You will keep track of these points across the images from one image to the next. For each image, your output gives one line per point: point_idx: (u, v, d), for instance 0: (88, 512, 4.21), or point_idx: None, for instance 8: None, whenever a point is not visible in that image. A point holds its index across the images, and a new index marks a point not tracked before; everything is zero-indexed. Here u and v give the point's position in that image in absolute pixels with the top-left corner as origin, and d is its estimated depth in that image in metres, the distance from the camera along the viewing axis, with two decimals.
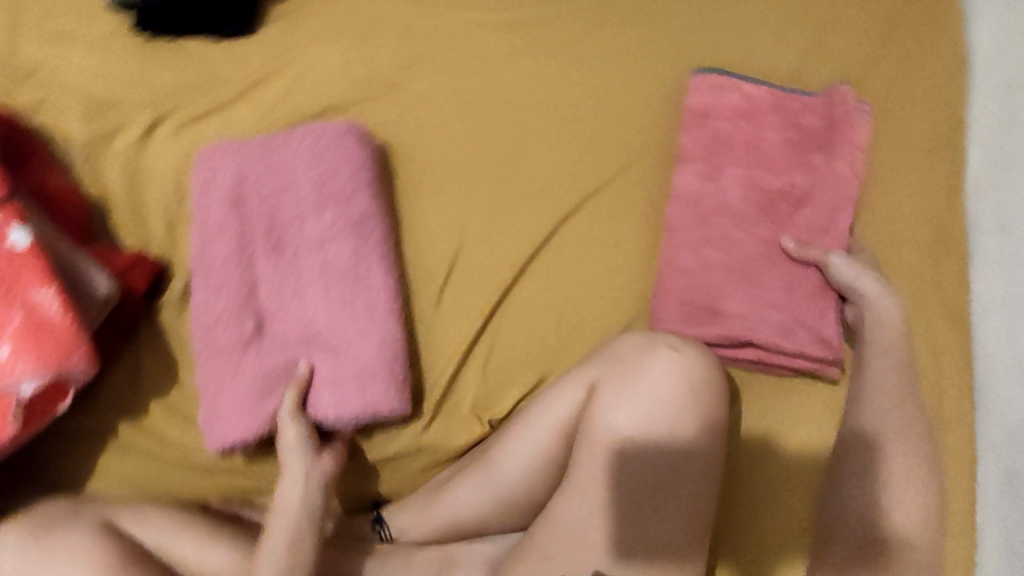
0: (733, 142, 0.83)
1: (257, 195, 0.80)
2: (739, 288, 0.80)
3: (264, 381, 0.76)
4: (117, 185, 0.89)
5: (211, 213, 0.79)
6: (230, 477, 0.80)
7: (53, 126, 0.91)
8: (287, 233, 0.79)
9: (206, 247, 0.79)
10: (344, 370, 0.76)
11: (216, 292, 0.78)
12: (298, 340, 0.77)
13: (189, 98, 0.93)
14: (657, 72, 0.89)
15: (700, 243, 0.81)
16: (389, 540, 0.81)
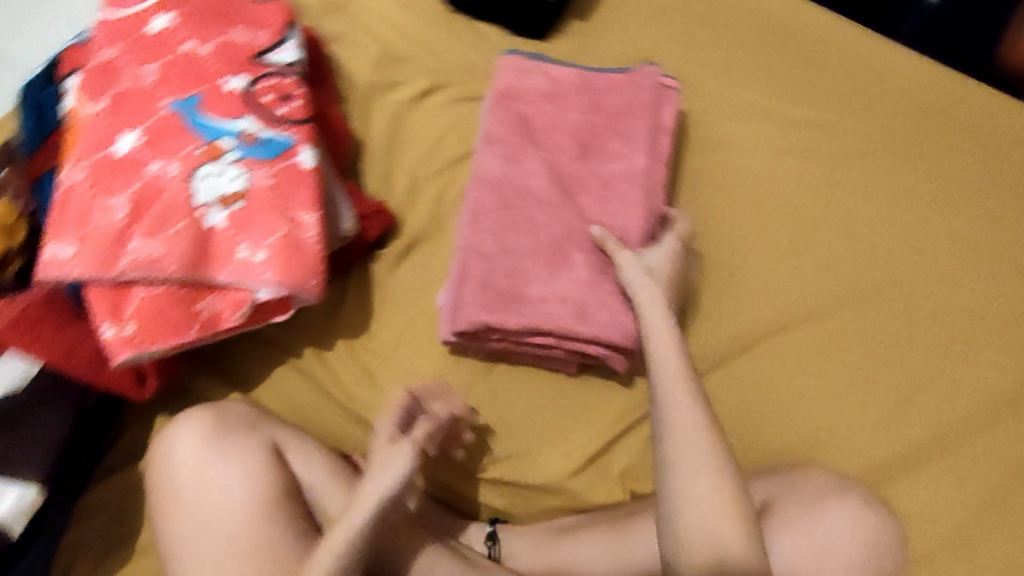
0: (591, 137, 0.85)
1: (567, 105, 0.86)
2: (546, 264, 0.80)
3: (516, 275, 0.80)
4: (377, 131, 0.94)
5: (524, 105, 0.86)
6: (378, 438, 0.83)
7: (342, 58, 0.98)
8: (579, 150, 0.85)
9: (508, 135, 0.85)
10: (590, 294, 0.79)
11: (501, 172, 0.83)
12: (555, 248, 0.81)
13: (466, 74, 0.96)
14: (905, 228, 0.90)
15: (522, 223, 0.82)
16: (494, 559, 0.79)
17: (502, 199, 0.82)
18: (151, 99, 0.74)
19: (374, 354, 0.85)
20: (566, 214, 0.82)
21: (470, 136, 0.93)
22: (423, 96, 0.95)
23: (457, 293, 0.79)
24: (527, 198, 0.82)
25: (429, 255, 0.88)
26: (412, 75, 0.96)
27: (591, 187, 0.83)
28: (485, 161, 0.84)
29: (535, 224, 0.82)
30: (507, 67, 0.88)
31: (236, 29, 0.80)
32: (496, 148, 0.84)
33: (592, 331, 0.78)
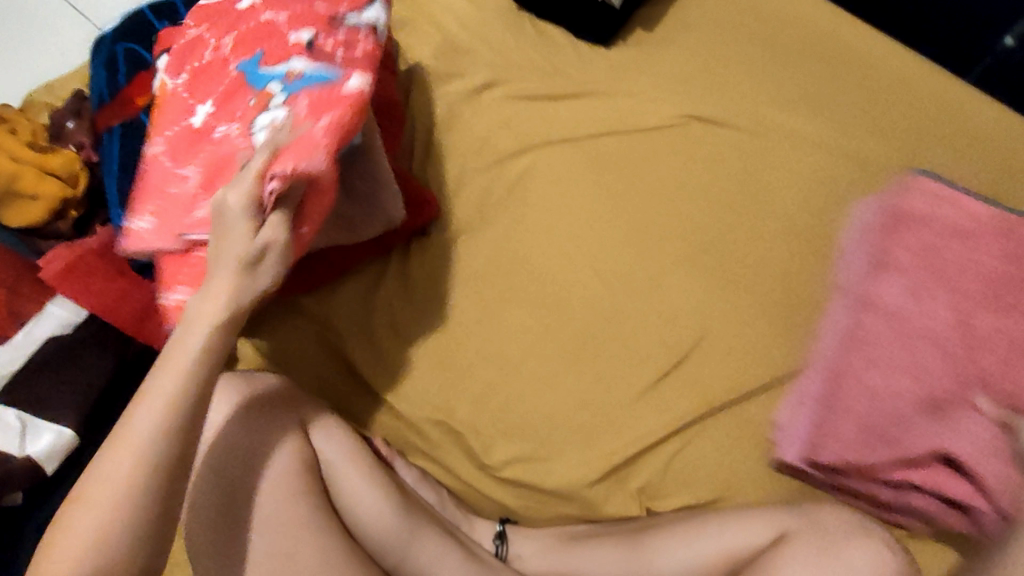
0: (1012, 306, 0.78)
1: (948, 244, 0.82)
2: (900, 400, 0.77)
3: (897, 423, 0.76)
4: (433, 121, 0.95)
5: (908, 236, 0.84)
6: (400, 425, 0.84)
7: (406, 46, 0.99)
8: (965, 289, 0.79)
9: (896, 270, 0.82)
10: (951, 435, 0.74)
11: (906, 316, 0.79)
12: (936, 403, 0.76)
13: (527, 73, 0.96)
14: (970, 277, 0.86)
15: (842, 330, 0.82)
16: (501, 558, 0.79)
17: (875, 328, 0.80)
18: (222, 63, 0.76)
19: (405, 339, 0.85)
20: (935, 351, 0.77)
21: (525, 134, 0.93)
22: (481, 92, 0.95)
23: (827, 416, 0.78)
24: (924, 339, 0.78)
25: (470, 248, 0.88)
26: (472, 70, 0.96)
27: (949, 325, 0.78)
28: (887, 288, 0.81)
29: (922, 368, 0.77)
30: (920, 187, 0.85)
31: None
32: (902, 284, 0.81)
33: (988, 484, 0.72)
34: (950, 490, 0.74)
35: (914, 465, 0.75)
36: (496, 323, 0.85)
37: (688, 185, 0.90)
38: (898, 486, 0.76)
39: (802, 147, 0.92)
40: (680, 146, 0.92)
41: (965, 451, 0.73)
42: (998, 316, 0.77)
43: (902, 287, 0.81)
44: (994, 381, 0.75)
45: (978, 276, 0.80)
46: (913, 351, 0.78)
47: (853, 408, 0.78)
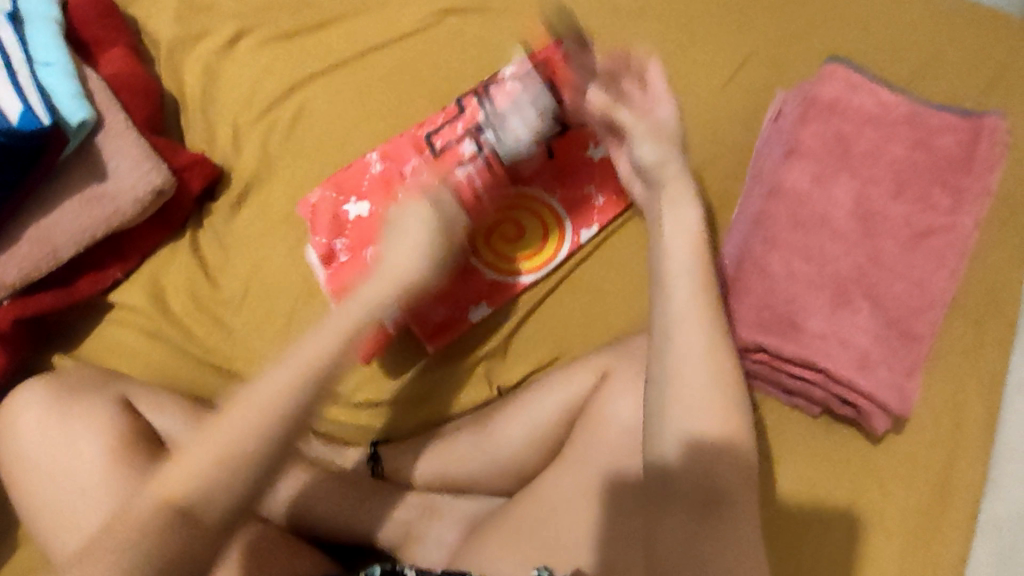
0: (850, 149, 0.76)
1: (847, 129, 0.76)
2: (823, 307, 0.71)
3: (786, 317, 0.70)
4: (192, 86, 0.91)
5: (807, 130, 0.77)
6: (246, 389, 0.83)
7: (143, 17, 0.94)
8: (854, 172, 0.75)
9: (791, 163, 0.76)
10: (829, 336, 0.70)
11: (773, 200, 0.75)
12: (768, 284, 0.72)
13: (275, 12, 0.93)
14: (749, 89, 0.88)
15: (788, 243, 0.73)
16: (379, 477, 0.82)
17: (793, 218, 0.74)
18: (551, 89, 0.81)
19: (223, 303, 0.84)
20: (859, 251, 0.73)
21: (288, 72, 0.90)
22: (233, 42, 0.92)
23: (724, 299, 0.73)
24: (823, 226, 0.73)
25: (262, 198, 0.87)
26: (217, 23, 0.92)
27: (783, 208, 0.74)
28: (791, 174, 0.75)
29: (825, 255, 0.73)
30: (835, 76, 0.78)
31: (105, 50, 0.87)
32: (807, 164, 0.75)
33: (870, 386, 0.68)
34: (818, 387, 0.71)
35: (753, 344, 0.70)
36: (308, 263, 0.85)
37: (461, 77, 0.91)
38: (813, 388, 0.71)
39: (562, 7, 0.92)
40: (444, 40, 0.92)
41: (801, 322, 0.70)
42: (863, 193, 0.74)
43: (810, 179, 0.75)
44: (880, 252, 0.73)
45: (841, 149, 0.76)
46: (831, 240, 0.73)
47: (759, 301, 0.71)
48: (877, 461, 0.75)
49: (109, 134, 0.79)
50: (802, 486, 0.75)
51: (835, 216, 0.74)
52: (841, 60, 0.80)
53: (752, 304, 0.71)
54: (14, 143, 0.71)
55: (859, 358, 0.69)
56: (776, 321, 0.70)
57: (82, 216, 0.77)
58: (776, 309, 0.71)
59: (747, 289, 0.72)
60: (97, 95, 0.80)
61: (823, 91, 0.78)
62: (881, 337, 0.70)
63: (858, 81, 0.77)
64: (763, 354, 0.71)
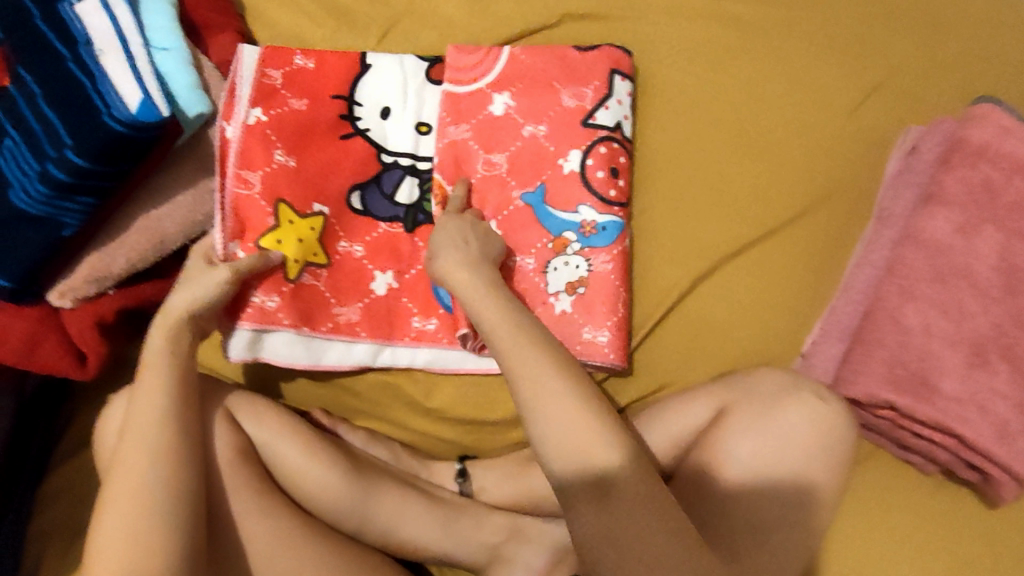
0: (999, 198, 0.71)
1: (997, 177, 0.71)
2: (960, 367, 0.67)
3: (917, 377, 0.67)
4: None
5: (951, 175, 0.72)
6: (340, 393, 0.83)
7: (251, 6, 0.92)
8: (1000, 224, 0.70)
9: (932, 208, 0.71)
10: (966, 402, 0.66)
11: (908, 249, 0.71)
12: (897, 340, 0.68)
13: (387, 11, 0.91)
14: (877, 118, 0.83)
15: (925, 297, 0.69)
16: (465, 494, 0.80)
17: (931, 269, 0.70)
18: (525, 90, 0.81)
19: None
20: (1001, 309, 0.69)
21: None
22: (342, 40, 0.91)
23: (852, 351, 0.70)
24: (963, 279, 0.69)
25: None
26: (329, 20, 0.91)
27: (922, 259, 0.70)
28: (932, 222, 0.71)
29: (962, 311, 0.69)
30: (987, 119, 0.72)
31: (217, 38, 0.86)
32: (950, 212, 0.71)
33: (1007, 458, 0.65)
34: (946, 451, 0.68)
35: (879, 403, 0.68)
36: None
37: None
38: (938, 449, 0.68)
39: (683, 22, 0.88)
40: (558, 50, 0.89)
41: (932, 381, 0.67)
42: (1007, 248, 0.70)
43: (952, 230, 0.71)
44: None
45: (986, 198, 0.71)
46: (971, 295, 0.69)
47: (890, 356, 0.68)
48: (991, 528, 0.72)
49: None
50: (909, 547, 0.71)
51: (975, 270, 0.70)
52: (986, 100, 0.74)
53: (883, 358, 0.68)
54: (136, 135, 0.69)
55: (995, 427, 0.66)
56: (907, 381, 0.67)
57: (194, 211, 0.77)
58: (906, 366, 0.67)
59: (875, 342, 0.69)
60: (211, 85, 0.79)
61: (971, 134, 0.72)
62: (1022, 406, 0.66)
63: (1012, 124, 0.72)
64: (891, 411, 0.68)
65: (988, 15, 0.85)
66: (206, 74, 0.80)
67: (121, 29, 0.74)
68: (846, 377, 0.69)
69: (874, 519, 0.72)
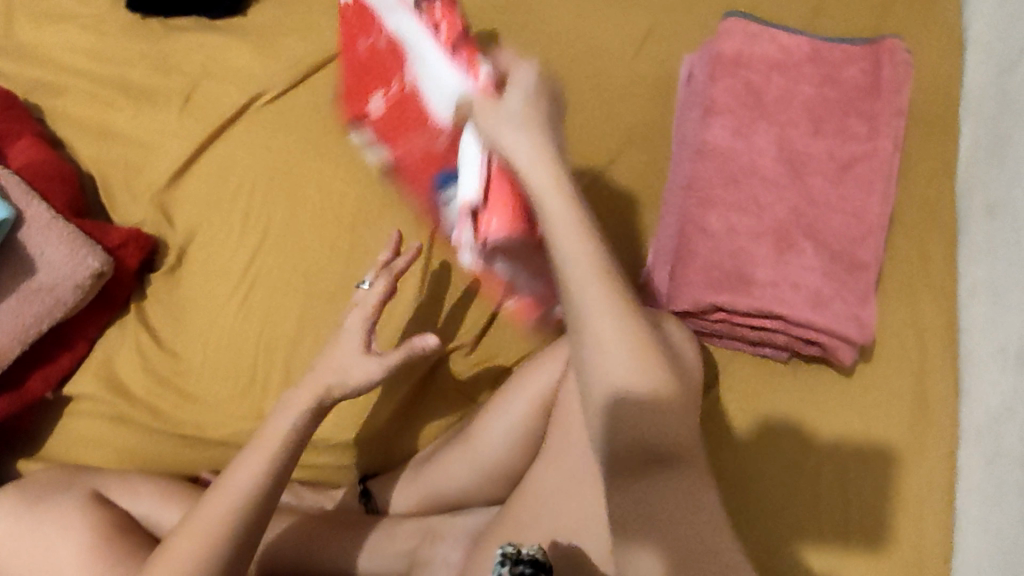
0: (764, 96, 0.77)
1: (757, 79, 0.77)
2: (769, 255, 0.72)
3: (730, 274, 0.71)
4: (114, 166, 0.91)
5: (717, 86, 0.77)
6: (223, 452, 0.82)
7: (51, 108, 0.93)
8: (769, 119, 0.76)
9: (708, 121, 0.76)
10: (780, 285, 0.71)
11: (699, 162, 0.76)
12: (707, 246, 0.73)
13: (181, 77, 0.93)
14: (655, 54, 0.88)
15: (723, 202, 0.74)
16: (375, 513, 0.81)
17: (723, 176, 0.75)
18: (400, 71, 0.82)
19: (180, 370, 0.84)
20: (792, 194, 0.74)
21: (202, 128, 0.91)
22: (145, 116, 0.92)
23: (673, 270, 0.74)
24: (753, 176, 0.74)
25: (203, 265, 0.86)
26: (127, 101, 0.93)
27: (714, 168, 0.75)
28: (711, 133, 0.76)
29: (759, 204, 0.74)
30: (735, 30, 0.79)
31: (16, 146, 0.86)
32: (725, 120, 0.76)
33: (829, 322, 0.70)
34: (780, 335, 0.73)
35: (706, 307, 0.72)
36: (259, 313, 0.84)
37: None
38: (772, 334, 0.73)
39: None
40: None
41: (742, 270, 0.71)
42: (782, 138, 0.75)
43: (731, 136, 0.76)
44: (811, 192, 0.74)
45: (753, 100, 0.77)
46: (763, 186, 0.74)
47: (705, 262, 0.72)
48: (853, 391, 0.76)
49: (33, 228, 0.78)
50: (785, 430, 0.76)
51: (760, 165, 0.75)
52: (729, 15, 0.80)
53: (700, 266, 0.72)
54: None
55: (812, 300, 0.71)
56: (727, 281, 0.71)
57: (22, 315, 0.76)
58: (723, 268, 0.72)
59: (692, 255, 0.73)
60: (12, 192, 0.79)
61: (725, 46, 0.78)
62: (829, 273, 0.72)
63: (756, 31, 0.78)
64: (722, 312, 0.72)
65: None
66: (3, 184, 0.79)
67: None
68: (674, 294, 0.73)
69: (748, 414, 0.76)
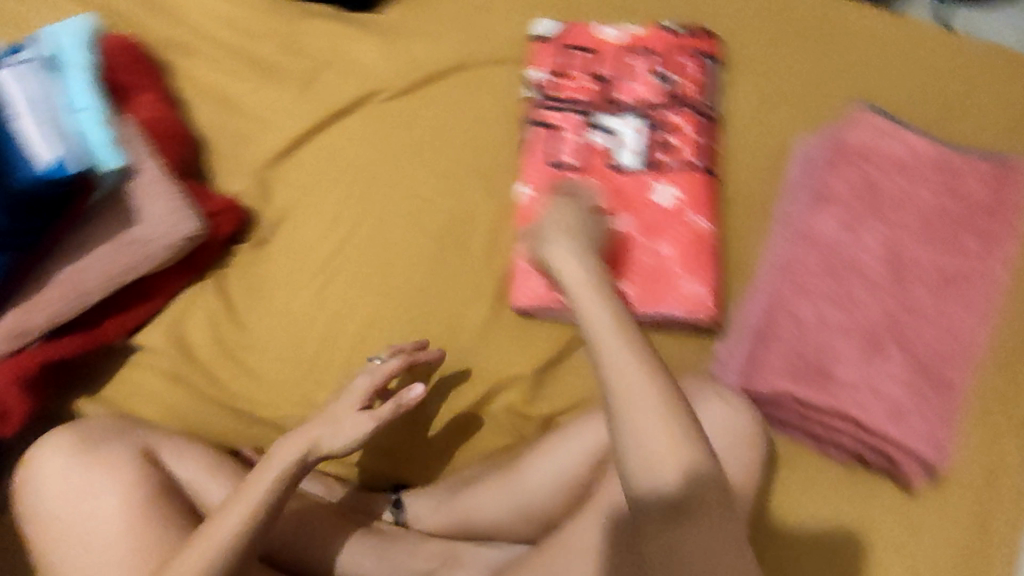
0: (880, 193, 0.75)
1: (876, 176, 0.76)
2: (856, 355, 0.70)
3: (811, 365, 0.70)
4: (224, 133, 0.94)
5: (835, 175, 0.77)
6: (268, 432, 0.82)
7: (176, 66, 0.97)
8: (882, 217, 0.74)
9: (818, 208, 0.76)
10: (861, 387, 0.69)
11: (801, 246, 0.75)
12: (794, 332, 0.71)
13: (306, 62, 0.96)
14: (771, 128, 0.87)
15: (818, 291, 0.72)
16: (400, 524, 0.80)
17: (823, 265, 0.73)
18: (567, 128, 0.85)
19: (245, 343, 0.85)
20: (891, 298, 0.71)
21: (313, 114, 0.93)
22: (263, 91, 0.95)
23: (754, 348, 0.73)
24: (852, 271, 0.72)
25: (288, 246, 0.88)
26: (250, 74, 0.96)
27: (815, 256, 0.74)
28: (819, 220, 0.75)
29: (855, 301, 0.71)
30: (865, 123, 0.79)
31: (139, 97, 0.90)
32: (837, 210, 0.75)
33: (904, 436, 0.68)
34: (851, 439, 0.70)
35: (779, 392, 0.70)
36: (334, 304, 0.86)
37: (481, 119, 0.92)
38: (842, 436, 0.70)
39: None
40: (468, 87, 0.93)
41: (824, 364, 0.70)
42: (892, 239, 0.74)
43: (839, 226, 0.74)
44: (913, 300, 0.72)
45: (868, 196, 0.75)
46: (864, 283, 0.72)
47: (788, 348, 0.71)
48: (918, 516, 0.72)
49: (143, 181, 0.81)
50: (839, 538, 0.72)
51: (863, 262, 0.73)
52: (861, 108, 0.80)
53: (782, 351, 0.71)
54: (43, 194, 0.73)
55: (892, 410, 0.68)
56: (808, 374, 0.70)
57: (117, 260, 0.79)
58: (805, 359, 0.70)
59: (776, 340, 0.72)
60: (130, 140, 0.82)
61: (851, 138, 0.78)
62: (915, 387, 0.69)
63: (887, 129, 0.78)
64: (795, 403, 0.70)
65: (861, 28, 0.92)
66: (123, 129, 0.83)
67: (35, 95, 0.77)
68: (749, 373, 0.72)
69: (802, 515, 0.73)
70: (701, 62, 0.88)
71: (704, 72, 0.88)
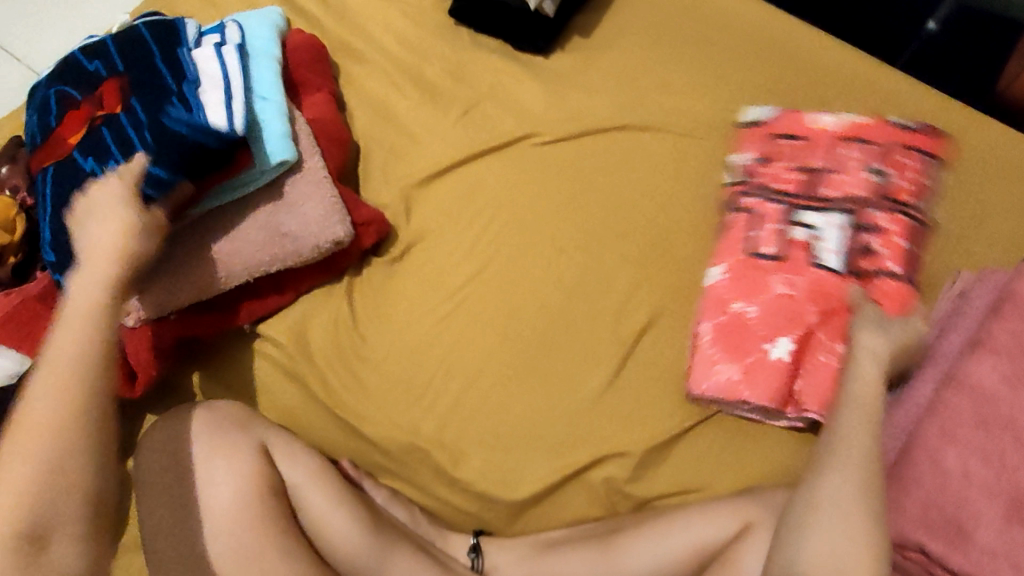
0: None
1: None
2: (1000, 520, 0.66)
3: (942, 519, 0.67)
4: (379, 143, 0.96)
5: (1001, 324, 0.73)
6: (366, 449, 0.84)
7: (347, 71, 1.00)
8: None
9: (977, 356, 0.72)
10: (1000, 559, 0.65)
11: (954, 392, 0.72)
12: (931, 483, 0.69)
13: (469, 90, 0.97)
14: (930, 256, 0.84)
15: (966, 444, 0.69)
16: (478, 570, 0.79)
17: (975, 417, 0.70)
18: (769, 217, 0.85)
19: (363, 354, 0.86)
20: None
21: (469, 143, 0.94)
22: (423, 110, 0.97)
23: (886, 488, 0.71)
24: (1008, 429, 0.69)
25: (421, 267, 0.89)
26: (415, 92, 0.98)
27: (969, 407, 0.71)
28: (979, 368, 0.72)
29: (1006, 463, 0.68)
30: None
31: (311, 95, 0.92)
32: (999, 361, 0.71)
33: None
34: None
35: (905, 540, 0.68)
36: (453, 333, 0.86)
37: (631, 183, 0.91)
38: None
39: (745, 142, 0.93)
40: (625, 147, 0.93)
41: (955, 520, 0.67)
42: None
43: (1000, 379, 0.71)
44: None
45: None
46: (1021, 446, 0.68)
47: (921, 497, 0.69)
48: None
49: (304, 179, 0.83)
50: None
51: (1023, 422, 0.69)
52: None
53: (915, 499, 0.69)
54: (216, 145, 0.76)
55: None
56: (940, 528, 0.67)
57: (264, 251, 0.81)
58: (936, 512, 0.68)
59: (908, 485, 0.70)
60: (301, 140, 0.84)
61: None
62: None
63: None
64: (921, 555, 0.68)
65: None
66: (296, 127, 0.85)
67: (229, 75, 0.81)
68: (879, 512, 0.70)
69: None
70: (918, 161, 0.86)
71: (919, 176, 0.85)
